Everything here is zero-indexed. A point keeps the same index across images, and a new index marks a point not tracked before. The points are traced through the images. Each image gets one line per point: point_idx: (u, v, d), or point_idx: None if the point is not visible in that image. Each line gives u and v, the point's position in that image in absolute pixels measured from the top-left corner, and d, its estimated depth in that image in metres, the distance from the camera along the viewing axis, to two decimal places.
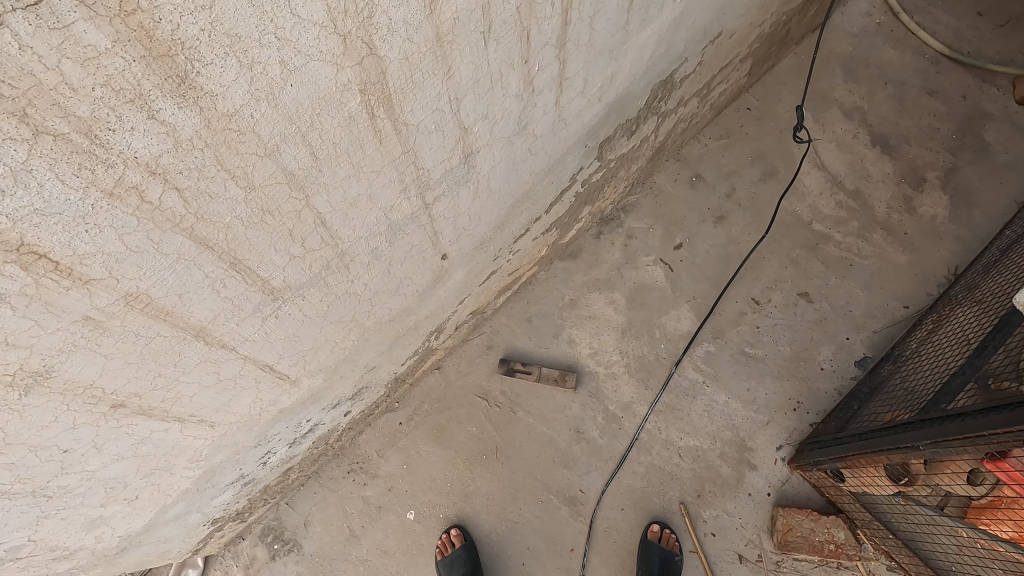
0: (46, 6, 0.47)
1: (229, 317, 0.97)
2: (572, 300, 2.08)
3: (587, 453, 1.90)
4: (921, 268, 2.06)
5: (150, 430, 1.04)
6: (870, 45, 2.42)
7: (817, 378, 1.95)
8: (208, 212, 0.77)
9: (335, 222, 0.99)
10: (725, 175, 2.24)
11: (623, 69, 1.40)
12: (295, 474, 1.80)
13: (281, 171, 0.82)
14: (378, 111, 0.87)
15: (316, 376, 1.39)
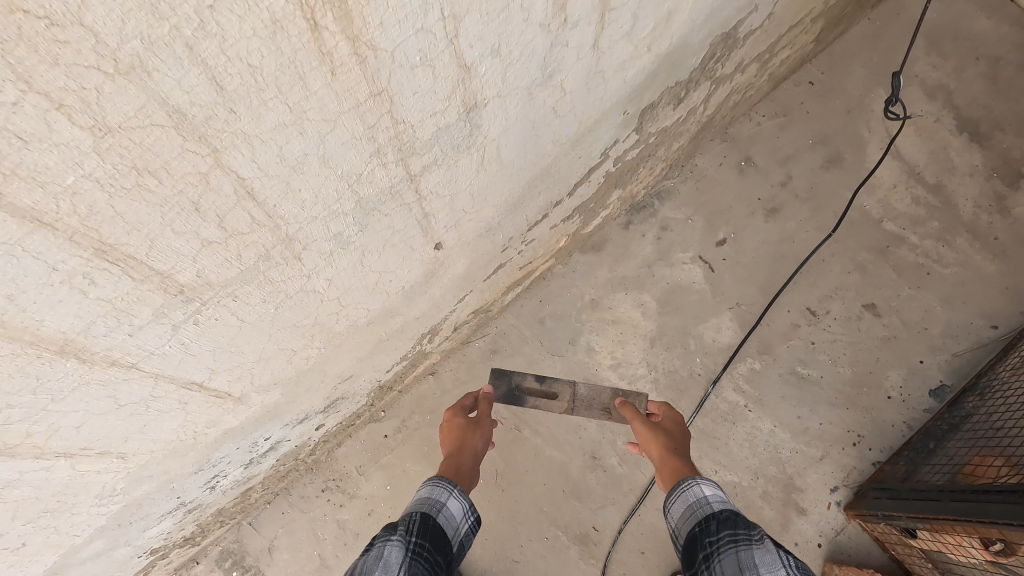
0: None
1: (115, 326, 0.68)
2: (593, 300, 1.77)
3: (604, 483, 1.59)
4: (1013, 281, 1.72)
5: (20, 470, 0.77)
6: (961, 12, 2.04)
7: (882, 408, 1.63)
8: (28, 170, 0.47)
9: (272, 196, 0.68)
10: (780, 160, 1.89)
11: (683, 7, 1.06)
12: (259, 493, 1.53)
13: (162, 110, 0.50)
14: (329, 24, 0.55)
15: (272, 390, 1.10)
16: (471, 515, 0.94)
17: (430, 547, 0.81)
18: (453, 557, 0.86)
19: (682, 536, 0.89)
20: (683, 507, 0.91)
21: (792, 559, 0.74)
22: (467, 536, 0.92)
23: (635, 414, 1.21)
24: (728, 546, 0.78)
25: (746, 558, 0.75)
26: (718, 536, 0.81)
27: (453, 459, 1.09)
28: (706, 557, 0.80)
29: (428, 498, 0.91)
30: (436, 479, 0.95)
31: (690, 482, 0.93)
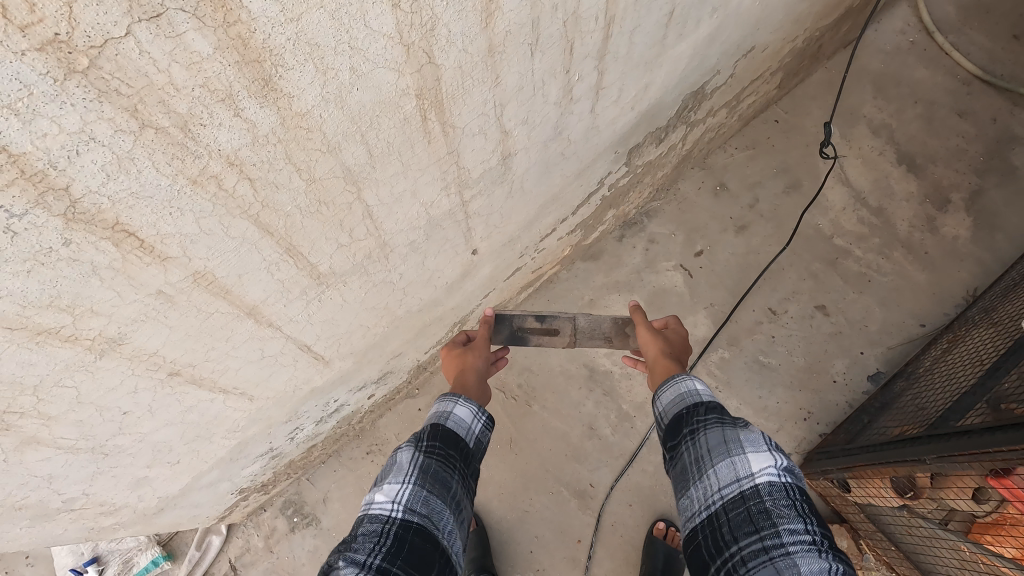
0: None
1: (279, 298, 1.05)
2: (592, 300, 2.13)
3: (598, 449, 1.95)
4: (939, 288, 2.09)
5: (199, 398, 1.13)
6: (902, 63, 2.44)
7: (828, 391, 1.99)
8: (273, 202, 0.84)
9: (381, 215, 1.06)
10: (749, 186, 2.27)
11: (657, 79, 1.45)
12: (318, 452, 1.88)
13: (340, 167, 0.88)
14: (430, 114, 0.93)
15: (348, 358, 1.46)
16: (483, 417, 1.05)
17: (442, 446, 0.95)
18: (470, 453, 0.99)
19: (669, 416, 1.07)
20: (673, 393, 1.09)
21: (766, 437, 0.94)
22: (483, 435, 1.05)
23: (642, 322, 1.35)
24: (713, 425, 0.98)
25: (730, 435, 0.95)
26: (706, 417, 1.00)
27: (458, 380, 1.21)
28: (692, 433, 0.99)
29: (437, 410, 1.02)
30: (447, 393, 1.07)
31: (683, 377, 1.10)
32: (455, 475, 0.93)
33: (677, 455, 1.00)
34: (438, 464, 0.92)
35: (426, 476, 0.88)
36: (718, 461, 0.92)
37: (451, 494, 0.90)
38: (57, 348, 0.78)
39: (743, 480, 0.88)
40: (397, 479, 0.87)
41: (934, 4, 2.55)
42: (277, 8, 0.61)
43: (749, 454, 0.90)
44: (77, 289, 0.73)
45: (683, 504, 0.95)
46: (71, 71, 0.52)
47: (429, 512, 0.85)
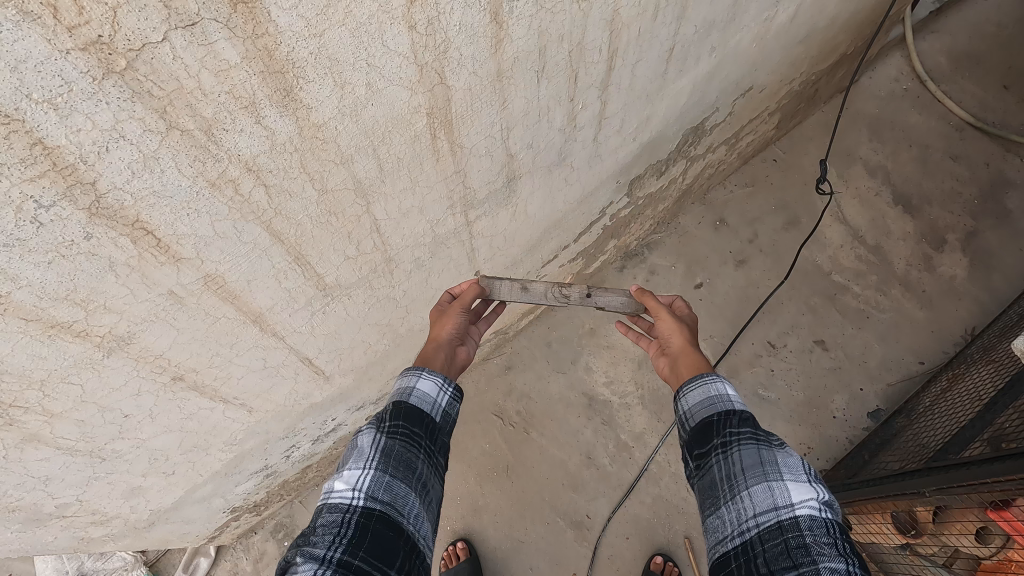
0: (180, 5, 0.56)
1: (285, 307, 1.07)
2: (592, 328, 2.15)
3: (596, 478, 1.93)
4: (937, 325, 2.10)
5: (199, 406, 1.14)
6: (896, 109, 2.53)
7: (828, 426, 1.97)
8: (286, 210, 0.87)
9: (388, 229, 1.09)
10: (748, 221, 2.31)
11: (658, 112, 1.51)
12: (313, 473, 1.86)
13: (351, 180, 0.92)
14: (440, 133, 0.98)
15: (348, 375, 1.47)
16: (449, 389, 1.00)
17: (406, 425, 0.90)
18: (437, 428, 0.95)
19: (695, 420, 0.93)
20: (701, 396, 0.95)
21: (806, 465, 0.82)
22: (451, 407, 1.00)
23: (662, 309, 1.17)
24: (748, 441, 0.85)
25: (767, 456, 0.82)
26: (740, 430, 0.86)
27: (422, 352, 1.07)
28: (724, 445, 0.86)
29: (399, 387, 0.97)
30: (409, 366, 1.01)
31: (713, 378, 0.97)
32: (419, 454, 0.89)
33: (703, 468, 0.87)
34: (401, 445, 0.87)
35: (389, 459, 0.85)
36: (752, 484, 0.80)
37: (416, 476, 0.86)
38: (68, 343, 0.80)
39: (782, 509, 0.76)
40: (357, 465, 0.83)
41: (926, 54, 2.66)
42: (302, 23, 0.65)
43: (789, 482, 0.78)
44: (93, 284, 0.75)
45: (710, 524, 0.83)
46: (108, 71, 0.56)
47: (392, 498, 0.81)
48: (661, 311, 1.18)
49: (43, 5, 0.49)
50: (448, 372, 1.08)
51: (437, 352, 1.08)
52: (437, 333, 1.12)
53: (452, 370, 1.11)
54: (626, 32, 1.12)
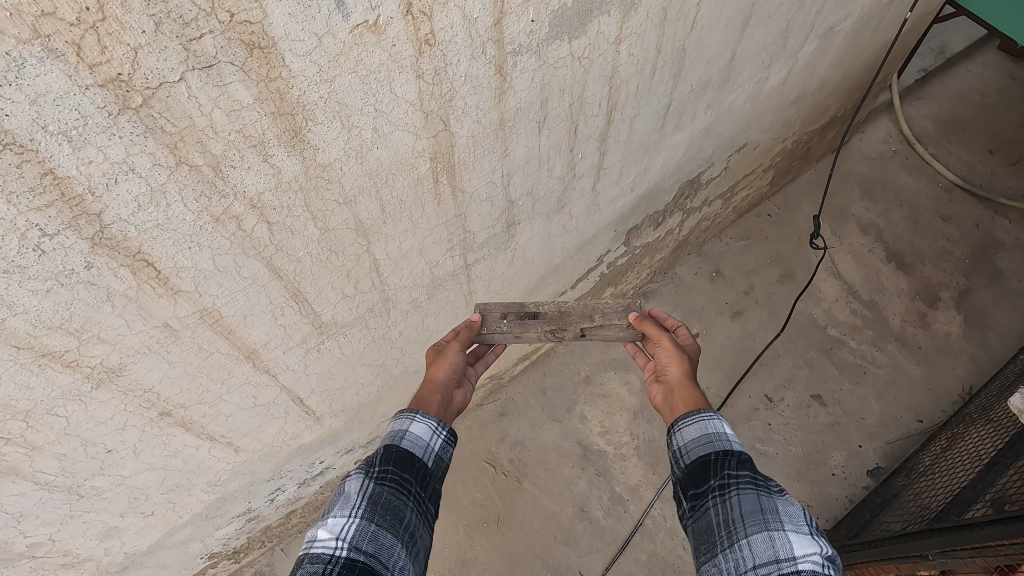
0: (198, 48, 0.59)
1: (279, 344, 1.06)
2: (588, 376, 2.14)
3: (590, 532, 1.87)
4: (935, 383, 2.09)
5: (185, 443, 1.11)
6: (886, 169, 2.60)
7: (827, 483, 1.92)
8: (287, 246, 0.88)
9: (387, 269, 1.10)
10: (744, 273, 2.33)
11: (655, 165, 1.55)
12: (297, 519, 1.79)
13: (353, 220, 0.93)
14: (442, 178, 1.00)
15: (339, 416, 1.44)
16: (443, 432, 0.97)
17: (396, 471, 0.88)
18: (429, 473, 0.92)
19: (691, 458, 0.91)
20: (698, 432, 0.93)
21: (808, 515, 0.80)
22: (445, 450, 0.97)
23: (663, 333, 1.16)
24: (747, 486, 0.82)
25: (767, 503, 0.80)
26: (738, 473, 0.84)
27: (418, 396, 1.05)
28: (721, 488, 0.84)
29: (392, 429, 0.95)
30: (403, 409, 0.98)
31: (710, 415, 0.95)
32: (408, 502, 0.86)
33: (699, 510, 0.85)
34: (389, 492, 0.85)
35: (376, 508, 0.82)
36: (752, 532, 0.77)
37: (404, 526, 0.83)
38: (57, 373, 0.79)
39: (783, 562, 0.73)
40: (342, 513, 0.81)
41: (913, 119, 2.77)
42: (314, 68, 0.68)
43: (790, 534, 0.76)
44: (89, 314, 0.75)
45: (706, 572, 0.80)
46: (124, 107, 0.59)
47: (377, 549, 0.79)
48: (660, 341, 1.15)
49: (68, 43, 0.52)
50: (443, 416, 1.06)
51: (434, 395, 1.06)
52: (434, 375, 1.09)
53: (448, 414, 1.09)
54: (625, 87, 1.17)
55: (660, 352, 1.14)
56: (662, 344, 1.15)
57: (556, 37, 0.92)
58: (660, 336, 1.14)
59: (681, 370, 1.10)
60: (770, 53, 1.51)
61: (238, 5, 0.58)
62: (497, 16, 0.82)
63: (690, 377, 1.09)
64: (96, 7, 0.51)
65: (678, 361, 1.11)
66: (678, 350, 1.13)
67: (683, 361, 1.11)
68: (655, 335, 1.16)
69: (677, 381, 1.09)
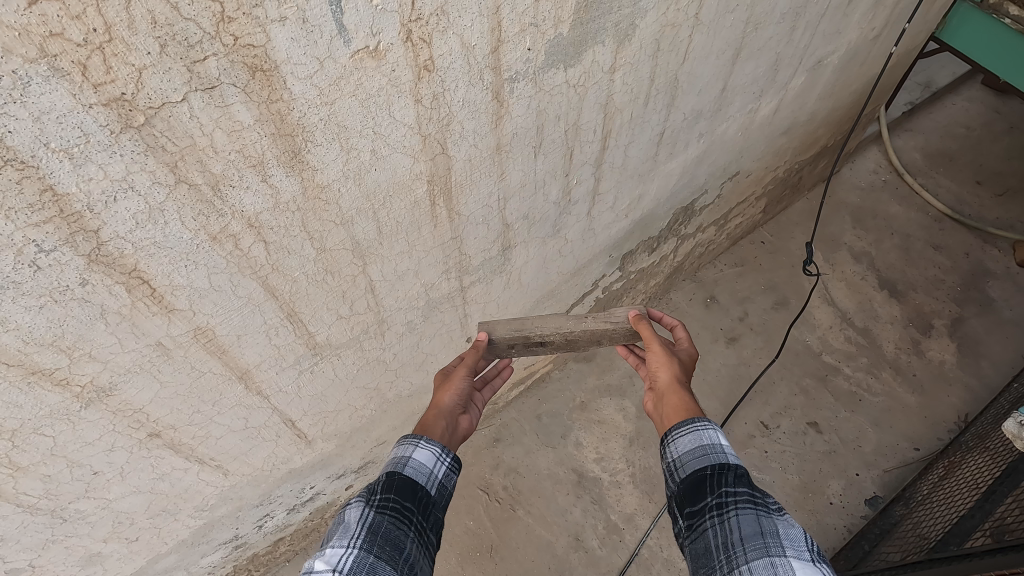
0: (202, 70, 0.60)
1: (272, 364, 1.05)
2: (583, 402, 2.13)
3: (585, 563, 1.83)
4: (931, 411, 2.09)
5: (173, 466, 1.09)
6: (876, 199, 2.65)
7: (826, 513, 1.90)
8: (283, 266, 0.89)
9: (383, 290, 1.10)
10: (739, 300, 2.34)
11: (649, 192, 1.58)
12: (285, 547, 1.74)
13: (350, 240, 0.94)
14: (439, 201, 1.01)
15: (331, 440, 1.43)
16: (447, 459, 0.97)
17: (397, 499, 0.87)
18: (431, 502, 0.91)
19: (686, 471, 0.90)
20: (692, 443, 0.93)
21: (808, 539, 0.79)
22: (448, 478, 0.96)
23: (655, 338, 1.16)
24: (746, 505, 0.81)
25: (767, 524, 0.79)
26: (737, 492, 0.83)
27: (422, 423, 1.03)
28: (720, 507, 0.83)
29: (395, 456, 0.94)
30: (406, 435, 0.98)
31: (704, 424, 0.94)
32: (409, 532, 0.84)
33: (696, 530, 0.83)
34: (390, 521, 0.84)
35: (375, 538, 0.80)
36: (752, 558, 0.76)
37: (404, 557, 0.81)
38: (47, 391, 0.78)
39: None
40: (341, 543, 0.79)
41: (902, 150, 2.83)
42: (315, 91, 0.70)
43: (793, 561, 0.74)
44: (81, 331, 0.75)
45: None
46: (127, 126, 0.60)
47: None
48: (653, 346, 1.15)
49: (74, 63, 0.53)
50: (449, 441, 1.03)
51: (439, 420, 1.05)
52: (440, 400, 1.09)
53: (454, 441, 1.07)
54: (619, 115, 1.19)
55: (653, 357, 1.14)
56: (654, 349, 1.15)
57: (552, 64, 0.95)
58: (652, 339, 1.14)
59: (673, 377, 1.09)
60: (761, 85, 1.55)
61: (242, 28, 0.60)
62: (494, 44, 0.84)
63: (682, 384, 1.08)
64: (103, 29, 0.52)
65: (670, 368, 1.11)
66: (670, 356, 1.13)
67: (675, 368, 1.11)
68: (648, 339, 1.16)
69: (668, 388, 1.08)
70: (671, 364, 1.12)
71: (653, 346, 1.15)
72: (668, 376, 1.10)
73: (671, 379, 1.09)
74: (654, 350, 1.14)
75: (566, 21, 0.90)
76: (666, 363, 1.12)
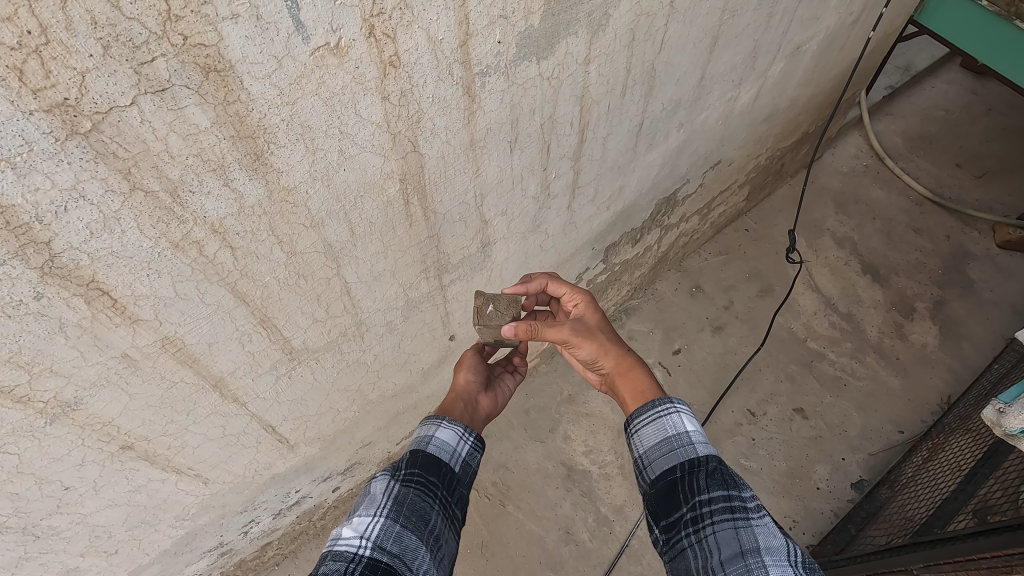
0: (150, 71, 0.57)
1: (247, 371, 1.03)
2: (571, 396, 2.13)
3: (575, 556, 1.83)
4: (914, 394, 2.11)
5: (149, 477, 1.06)
6: (858, 184, 2.66)
7: (813, 498, 1.91)
8: (252, 271, 0.86)
9: (359, 292, 1.08)
10: (723, 288, 2.34)
11: (630, 183, 1.56)
12: (272, 551, 1.71)
13: (321, 243, 0.91)
14: (413, 199, 0.99)
15: (314, 444, 1.40)
16: (470, 437, 0.95)
17: (422, 473, 0.86)
18: (455, 479, 0.89)
19: (659, 475, 0.89)
20: (658, 438, 0.93)
21: (789, 549, 0.78)
22: (472, 457, 0.94)
23: (572, 331, 1.09)
24: (723, 519, 0.79)
25: (746, 540, 0.77)
26: (712, 501, 0.82)
27: (442, 406, 1.08)
28: (696, 522, 0.81)
29: (417, 436, 0.93)
30: (430, 415, 0.97)
31: (667, 412, 0.95)
32: (435, 505, 0.83)
33: (675, 548, 0.82)
34: (416, 493, 0.83)
35: (401, 509, 0.79)
36: None
37: (429, 528, 0.80)
38: (7, 409, 0.76)
39: None
40: (367, 512, 0.78)
41: (882, 134, 2.83)
42: (274, 92, 0.67)
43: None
44: (39, 347, 0.72)
45: None
46: (73, 132, 0.57)
47: (402, 550, 0.75)
48: (577, 342, 1.09)
49: (9, 68, 0.50)
50: (471, 422, 1.09)
51: (460, 402, 1.10)
52: (458, 383, 1.14)
53: (476, 421, 1.13)
54: (596, 107, 1.17)
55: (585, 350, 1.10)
56: (581, 344, 1.09)
57: (524, 57, 0.93)
58: (572, 337, 1.08)
59: (616, 354, 1.09)
60: (740, 72, 1.53)
61: (191, 27, 0.57)
62: (463, 38, 0.82)
63: (626, 356, 1.09)
64: (39, 31, 0.50)
65: (606, 350, 1.10)
66: (598, 338, 1.10)
67: (607, 346, 1.10)
68: (569, 338, 1.09)
69: (620, 368, 1.08)
70: (603, 343, 1.10)
71: (577, 342, 1.09)
72: (612, 357, 1.09)
73: (617, 358, 1.09)
74: (582, 344, 1.09)
75: (536, 12, 0.88)
76: (601, 347, 1.10)
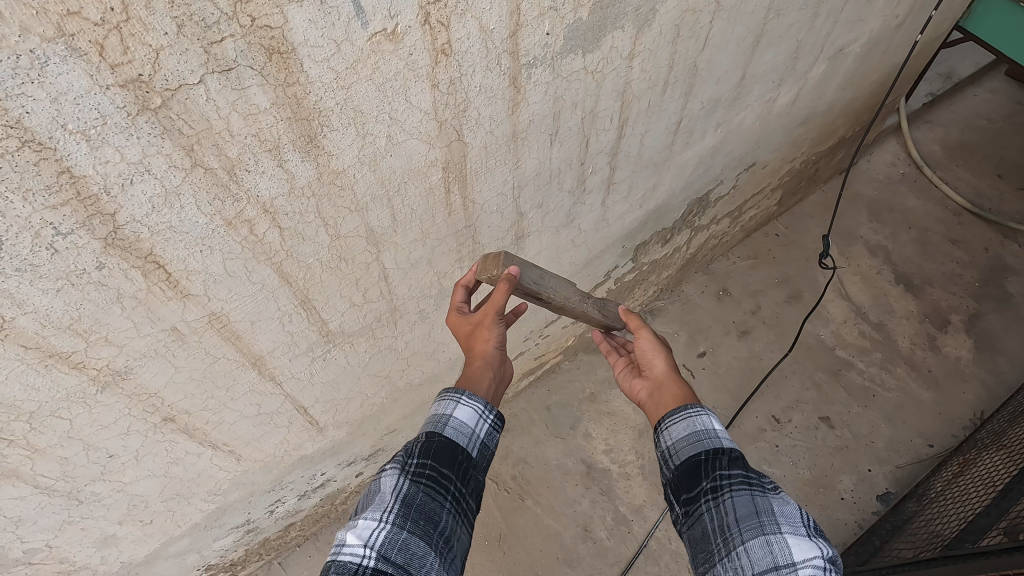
0: (219, 51, 0.59)
1: (285, 351, 1.05)
2: (592, 394, 2.12)
3: (593, 553, 1.83)
4: (945, 408, 2.06)
5: (187, 451, 1.10)
6: (894, 192, 2.61)
7: (836, 508, 1.88)
8: (297, 252, 0.88)
9: (396, 279, 1.10)
10: (751, 293, 2.32)
11: (664, 182, 1.56)
12: (295, 532, 1.75)
13: (363, 227, 0.93)
14: (453, 188, 1.00)
15: (342, 428, 1.43)
16: (490, 416, 0.95)
17: (434, 467, 0.85)
18: (472, 465, 0.90)
19: (681, 459, 0.89)
20: (686, 430, 0.91)
21: (803, 515, 0.78)
22: (490, 437, 0.95)
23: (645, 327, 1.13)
24: (740, 487, 0.80)
25: (761, 503, 0.78)
26: (731, 474, 0.83)
27: (472, 376, 1.01)
28: (715, 491, 0.82)
29: (434, 415, 0.93)
30: (448, 388, 0.96)
31: (698, 411, 0.93)
32: (445, 503, 0.83)
33: (693, 516, 0.83)
34: (424, 494, 0.82)
35: (409, 513, 0.79)
36: (748, 538, 0.76)
37: (439, 531, 0.80)
38: (64, 374, 0.79)
39: (782, 569, 0.71)
40: (374, 516, 0.78)
41: (920, 142, 2.77)
42: (331, 75, 0.69)
43: (787, 537, 0.74)
44: (97, 315, 0.75)
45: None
46: (143, 108, 0.59)
47: (408, 559, 0.75)
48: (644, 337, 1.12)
49: (91, 43, 0.52)
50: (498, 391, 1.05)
51: (489, 372, 1.02)
52: (483, 350, 1.04)
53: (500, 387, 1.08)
54: (636, 103, 1.17)
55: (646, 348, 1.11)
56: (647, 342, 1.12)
57: (570, 50, 0.93)
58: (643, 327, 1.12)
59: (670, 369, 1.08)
60: (780, 73, 1.52)
61: (260, 9, 0.59)
62: (513, 28, 0.82)
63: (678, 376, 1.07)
64: (121, 8, 0.52)
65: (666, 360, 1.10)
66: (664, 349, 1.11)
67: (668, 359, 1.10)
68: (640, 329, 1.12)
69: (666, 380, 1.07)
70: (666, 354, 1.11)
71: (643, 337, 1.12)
72: (665, 368, 1.09)
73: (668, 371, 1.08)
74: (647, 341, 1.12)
75: (585, 5, 0.88)
76: (662, 355, 1.10)
